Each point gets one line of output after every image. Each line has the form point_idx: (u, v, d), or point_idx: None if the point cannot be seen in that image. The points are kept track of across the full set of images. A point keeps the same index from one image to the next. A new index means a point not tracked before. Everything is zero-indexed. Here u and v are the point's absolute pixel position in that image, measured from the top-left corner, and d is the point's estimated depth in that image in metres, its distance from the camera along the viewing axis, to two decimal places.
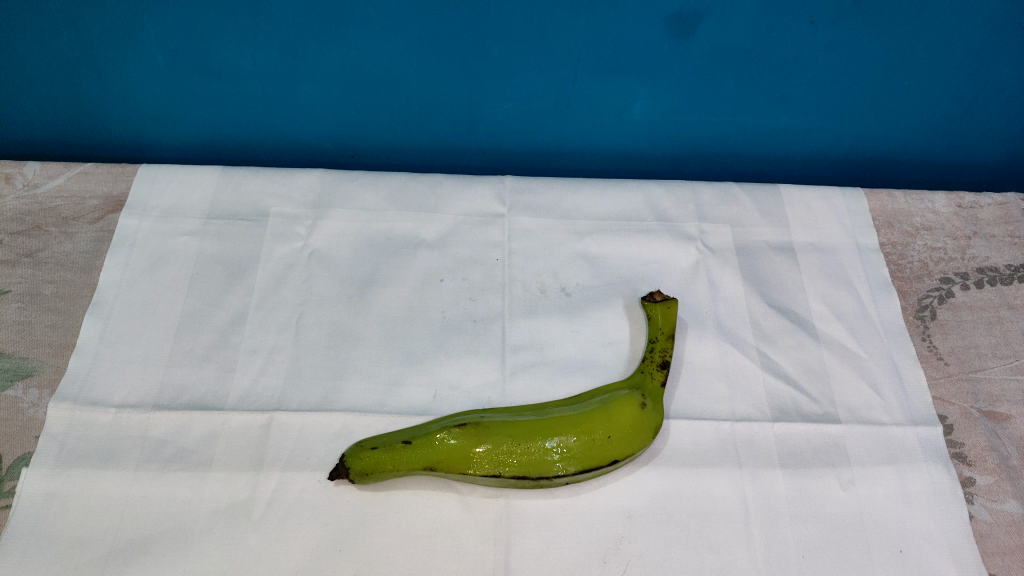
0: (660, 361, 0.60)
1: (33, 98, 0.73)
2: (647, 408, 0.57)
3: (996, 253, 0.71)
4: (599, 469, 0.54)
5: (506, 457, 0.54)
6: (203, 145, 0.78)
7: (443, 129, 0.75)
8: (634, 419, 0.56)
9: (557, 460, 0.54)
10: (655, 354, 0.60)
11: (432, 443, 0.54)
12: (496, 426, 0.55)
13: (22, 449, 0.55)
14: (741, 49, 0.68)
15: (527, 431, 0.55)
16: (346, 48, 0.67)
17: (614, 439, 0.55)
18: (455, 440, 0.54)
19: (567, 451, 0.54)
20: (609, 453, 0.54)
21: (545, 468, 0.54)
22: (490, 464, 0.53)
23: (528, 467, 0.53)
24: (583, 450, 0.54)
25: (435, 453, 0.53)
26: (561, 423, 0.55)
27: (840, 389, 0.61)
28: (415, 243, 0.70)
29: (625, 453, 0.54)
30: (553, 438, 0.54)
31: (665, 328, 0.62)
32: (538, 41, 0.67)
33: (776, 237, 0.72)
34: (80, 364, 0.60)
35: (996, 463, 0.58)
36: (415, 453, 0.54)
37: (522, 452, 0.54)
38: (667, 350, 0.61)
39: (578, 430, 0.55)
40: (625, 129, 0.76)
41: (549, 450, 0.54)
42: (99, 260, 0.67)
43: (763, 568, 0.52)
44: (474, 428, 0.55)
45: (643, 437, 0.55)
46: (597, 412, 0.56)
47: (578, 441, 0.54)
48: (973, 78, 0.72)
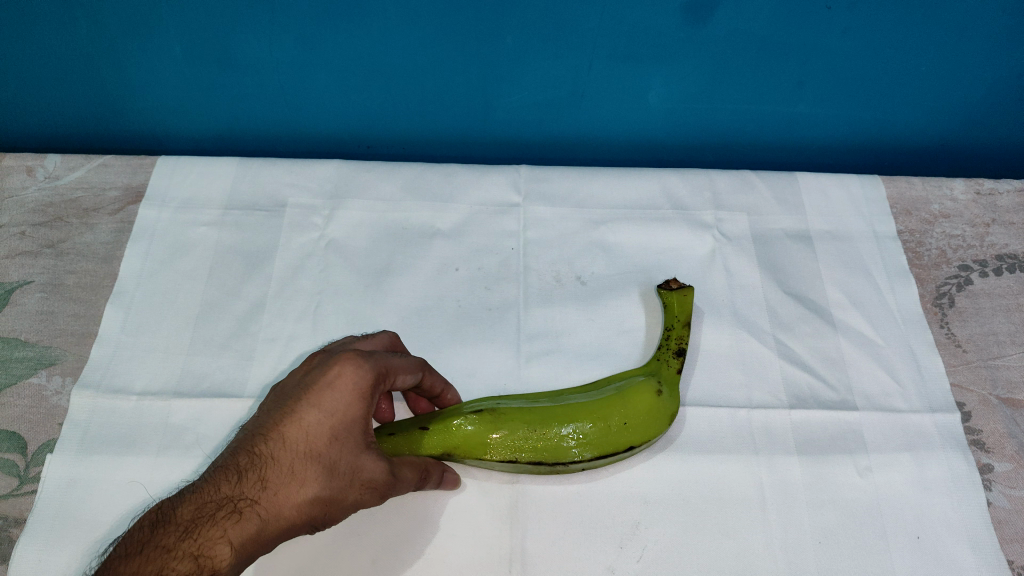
0: (676, 348, 0.60)
1: (55, 91, 0.74)
2: (663, 395, 0.57)
3: (1015, 240, 0.71)
4: (614, 455, 0.54)
5: (522, 443, 0.53)
6: (221, 137, 0.79)
7: (458, 120, 0.76)
8: (650, 407, 0.55)
9: (573, 446, 0.53)
10: (671, 341, 0.61)
11: (449, 429, 0.53)
12: (512, 412, 0.55)
13: (46, 435, 0.57)
14: (757, 36, 0.68)
15: (544, 417, 0.54)
16: (361, 37, 0.68)
17: (630, 426, 0.54)
18: (472, 426, 0.54)
19: (582, 437, 0.54)
20: (624, 440, 0.54)
21: (561, 454, 0.53)
22: (506, 449, 0.53)
23: (546, 452, 0.53)
24: (599, 437, 0.54)
25: (453, 438, 0.53)
26: (578, 409, 0.55)
27: (857, 376, 0.61)
28: (430, 232, 0.70)
29: (640, 439, 0.54)
30: (569, 424, 0.54)
31: (681, 317, 0.62)
32: (553, 31, 0.67)
33: (792, 225, 0.71)
34: (101, 353, 0.61)
35: (1015, 450, 0.58)
36: (431, 439, 0.53)
37: (538, 438, 0.54)
38: (683, 338, 0.61)
39: (594, 417, 0.54)
40: (640, 117, 0.76)
41: (565, 437, 0.54)
42: (119, 251, 0.68)
43: (779, 554, 0.52)
44: (491, 414, 0.54)
45: (659, 424, 0.55)
46: (612, 399, 0.55)
47: (594, 428, 0.54)
48: (993, 65, 0.71)
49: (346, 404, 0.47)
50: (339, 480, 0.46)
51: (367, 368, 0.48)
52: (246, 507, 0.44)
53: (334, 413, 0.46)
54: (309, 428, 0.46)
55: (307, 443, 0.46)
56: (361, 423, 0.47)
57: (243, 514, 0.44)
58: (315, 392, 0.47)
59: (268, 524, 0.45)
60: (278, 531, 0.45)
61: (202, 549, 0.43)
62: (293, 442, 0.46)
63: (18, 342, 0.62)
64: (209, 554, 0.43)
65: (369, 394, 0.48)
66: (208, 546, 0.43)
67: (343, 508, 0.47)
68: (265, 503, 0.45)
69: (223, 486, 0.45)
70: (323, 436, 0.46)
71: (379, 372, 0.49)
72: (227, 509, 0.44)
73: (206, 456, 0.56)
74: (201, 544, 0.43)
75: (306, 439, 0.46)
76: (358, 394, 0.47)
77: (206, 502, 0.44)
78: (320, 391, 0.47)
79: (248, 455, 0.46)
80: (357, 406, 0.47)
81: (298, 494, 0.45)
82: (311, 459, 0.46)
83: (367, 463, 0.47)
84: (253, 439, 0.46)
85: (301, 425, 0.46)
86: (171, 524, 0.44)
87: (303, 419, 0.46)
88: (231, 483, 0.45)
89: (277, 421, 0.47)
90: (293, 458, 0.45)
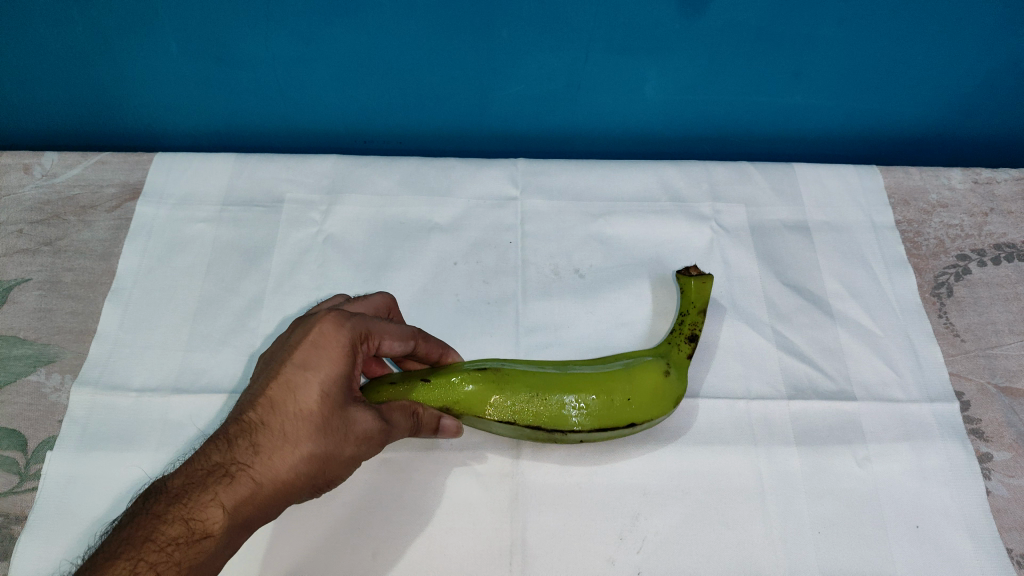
0: (687, 334, 0.59)
1: (50, 88, 0.73)
2: (670, 376, 0.56)
3: (1013, 229, 0.70)
4: (614, 429, 0.54)
5: (522, 408, 0.53)
6: (217, 133, 0.78)
7: (454, 114, 0.76)
8: (655, 386, 0.54)
9: (574, 416, 0.53)
10: (683, 327, 0.60)
11: (452, 385, 0.53)
12: (517, 375, 0.54)
13: (46, 433, 0.57)
14: (753, 27, 0.68)
15: (549, 384, 0.54)
16: (356, 32, 0.67)
17: (634, 403, 0.54)
18: (475, 386, 0.53)
19: (584, 409, 0.53)
20: (625, 416, 0.53)
21: (560, 423, 0.53)
22: (506, 412, 0.53)
23: (546, 420, 0.53)
24: (601, 409, 0.53)
25: (455, 394, 0.53)
26: (584, 381, 0.54)
27: (856, 366, 0.61)
28: (429, 226, 0.70)
29: (643, 417, 0.54)
30: (572, 394, 0.53)
31: (698, 304, 0.60)
32: (548, 24, 0.66)
33: (790, 216, 0.71)
34: (100, 350, 0.61)
35: (1014, 439, 0.58)
36: (433, 393, 0.53)
37: (540, 405, 0.53)
38: (697, 325, 0.60)
39: (598, 389, 0.54)
40: (637, 109, 0.75)
41: (567, 406, 0.53)
42: (117, 248, 0.68)
43: (778, 544, 0.52)
44: (495, 375, 0.54)
45: (663, 405, 0.55)
46: (618, 373, 0.55)
47: (596, 400, 0.53)
48: (990, 54, 0.71)
49: (330, 362, 0.47)
50: (333, 435, 0.46)
51: (348, 328, 0.49)
52: (238, 471, 0.44)
53: (320, 372, 0.47)
54: (296, 388, 0.46)
55: (297, 404, 0.46)
56: (347, 382, 0.48)
57: (235, 477, 0.44)
58: (299, 354, 0.48)
59: (263, 486, 0.44)
60: (274, 492, 0.45)
61: (195, 514, 0.43)
62: (282, 404, 0.46)
63: (17, 340, 0.62)
64: (200, 517, 0.43)
65: (352, 352, 0.49)
66: (200, 510, 0.43)
67: (338, 466, 0.47)
68: (258, 466, 0.44)
69: (214, 453, 0.45)
70: (311, 395, 0.46)
71: (361, 332, 0.50)
72: (218, 474, 0.44)
73: (201, 432, 0.57)
74: (193, 508, 0.43)
75: (295, 400, 0.46)
76: (341, 352, 0.48)
77: (197, 470, 0.44)
78: (303, 353, 0.48)
79: (238, 422, 0.46)
80: (342, 363, 0.48)
81: (291, 453, 0.45)
82: (301, 419, 0.46)
83: (357, 416, 0.48)
84: (242, 406, 0.47)
85: (288, 387, 0.47)
86: (161, 493, 0.44)
87: (289, 380, 0.47)
88: (222, 449, 0.45)
89: (264, 386, 0.47)
90: (284, 420, 0.46)
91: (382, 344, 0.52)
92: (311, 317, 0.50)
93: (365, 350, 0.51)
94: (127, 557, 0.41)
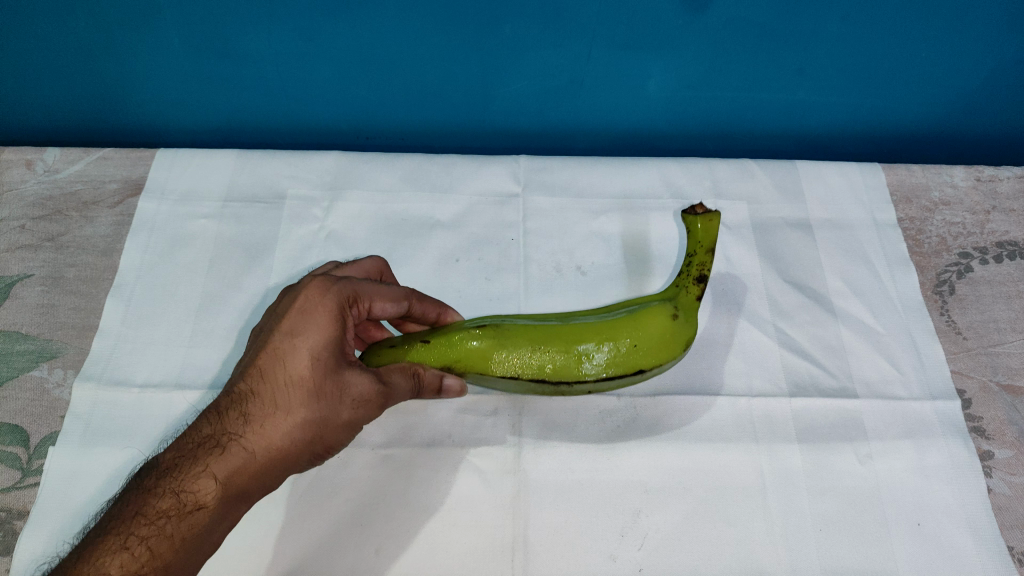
0: (697, 275, 0.54)
1: (52, 84, 0.73)
2: (679, 320, 0.52)
3: (1016, 227, 0.70)
4: (626, 376, 0.52)
5: (526, 362, 0.51)
6: (220, 129, 0.78)
7: (457, 110, 0.76)
8: (664, 334, 0.51)
9: (581, 367, 0.51)
10: (692, 268, 0.54)
11: (450, 343, 0.51)
12: (517, 329, 0.52)
13: (48, 428, 0.57)
14: (755, 24, 0.67)
15: (551, 335, 0.51)
16: (359, 29, 0.67)
17: (642, 351, 0.51)
18: (474, 342, 0.51)
19: (590, 359, 0.51)
20: (635, 363, 0.51)
21: (568, 374, 0.51)
22: (509, 367, 0.51)
23: (551, 372, 0.51)
24: (608, 359, 0.51)
25: (454, 352, 0.51)
26: (588, 329, 0.52)
27: (857, 363, 0.62)
28: (430, 223, 0.70)
29: (653, 363, 0.52)
30: (577, 345, 0.51)
31: (705, 244, 0.54)
32: (551, 20, 0.66)
33: (792, 214, 0.71)
34: (102, 346, 0.61)
35: (1015, 437, 0.58)
36: (432, 352, 0.52)
37: (545, 358, 0.51)
38: (706, 266, 0.54)
39: (604, 336, 0.51)
40: (639, 106, 0.75)
41: (574, 357, 0.51)
42: (119, 244, 0.68)
43: (779, 541, 0.52)
44: (495, 330, 0.52)
45: (672, 350, 0.52)
46: (624, 321, 0.52)
47: (603, 349, 0.51)
48: (994, 53, 0.70)
49: (319, 328, 0.48)
50: (327, 401, 0.47)
51: (334, 292, 0.49)
52: (228, 442, 0.45)
53: (309, 339, 0.47)
54: (285, 356, 0.47)
55: (287, 372, 0.46)
56: (338, 346, 0.48)
57: (225, 448, 0.45)
58: (287, 321, 0.48)
59: (255, 455, 0.45)
60: (269, 460, 0.46)
61: (187, 486, 0.44)
62: (271, 374, 0.46)
63: (19, 336, 0.62)
64: (191, 489, 0.44)
65: (340, 316, 0.49)
66: (191, 482, 0.44)
67: (337, 430, 0.48)
68: (249, 436, 0.45)
69: (205, 425, 0.46)
70: (300, 362, 0.47)
71: (348, 295, 0.50)
72: (209, 445, 0.45)
73: None
74: (183, 480, 0.44)
75: (284, 369, 0.47)
76: (330, 317, 0.48)
77: (188, 443, 0.46)
78: (291, 320, 0.48)
79: (229, 394, 0.47)
80: (331, 328, 0.48)
81: (284, 421, 0.46)
82: (292, 386, 0.46)
83: (352, 379, 0.48)
84: (233, 378, 0.47)
85: (277, 356, 0.47)
86: (154, 467, 0.46)
87: (277, 350, 0.47)
88: (213, 421, 0.46)
89: (253, 357, 0.47)
90: (274, 389, 0.46)
91: (375, 307, 0.52)
92: (297, 284, 0.50)
93: (356, 313, 0.51)
94: (120, 530, 0.44)
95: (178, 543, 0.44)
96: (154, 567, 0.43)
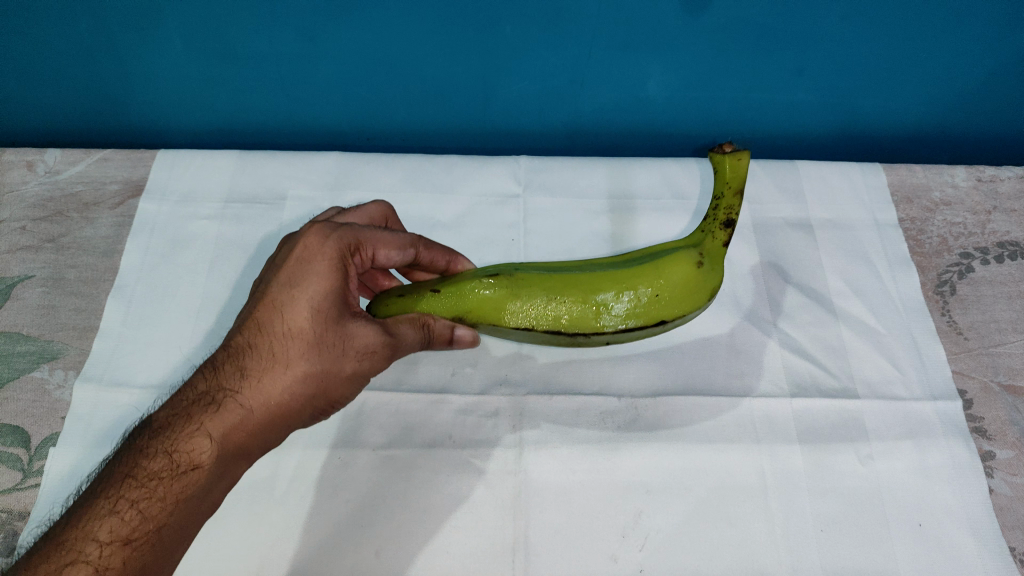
0: (723, 220, 0.55)
1: (53, 85, 0.74)
2: (704, 267, 0.53)
3: (1017, 227, 0.70)
4: (645, 326, 0.53)
5: (541, 313, 0.52)
6: (220, 131, 0.79)
7: (457, 111, 0.76)
8: (687, 281, 0.52)
9: (598, 318, 0.52)
10: (718, 212, 0.55)
11: (464, 294, 0.53)
12: (533, 279, 0.53)
13: (49, 430, 0.57)
14: (756, 25, 0.67)
15: (568, 286, 0.52)
16: (359, 30, 0.67)
17: (663, 300, 0.52)
18: (489, 292, 0.52)
19: (608, 309, 0.52)
20: (654, 313, 0.52)
21: (584, 325, 0.52)
22: (524, 317, 0.53)
23: (566, 323, 0.52)
24: (626, 310, 0.52)
25: (468, 303, 0.53)
26: (606, 279, 0.53)
27: (858, 363, 0.61)
28: (431, 224, 0.70)
29: (673, 313, 0.53)
30: (595, 296, 0.52)
31: (733, 185, 0.55)
32: (552, 20, 0.66)
33: (793, 214, 0.71)
34: (103, 347, 0.61)
35: (1016, 437, 0.58)
36: (446, 303, 0.53)
37: (561, 308, 0.52)
38: (733, 208, 0.55)
39: (622, 287, 0.52)
40: (640, 106, 0.75)
41: (591, 308, 0.52)
42: (120, 245, 0.68)
43: (780, 542, 0.52)
44: (510, 280, 0.53)
45: (696, 299, 0.53)
46: (645, 269, 0.52)
47: (622, 300, 0.52)
48: (995, 52, 0.70)
49: (319, 277, 0.48)
50: (328, 352, 0.48)
51: (335, 240, 0.50)
52: (225, 398, 0.46)
53: (308, 290, 0.48)
54: (284, 308, 0.48)
55: (286, 324, 0.47)
56: (339, 296, 0.49)
57: (221, 404, 0.45)
58: (285, 273, 0.49)
59: (252, 411, 0.46)
60: (267, 415, 0.46)
61: (182, 443, 0.44)
62: (269, 327, 0.47)
63: (20, 337, 0.62)
64: (184, 448, 0.44)
65: (342, 265, 0.50)
66: (185, 441, 0.44)
67: (339, 382, 0.48)
68: (247, 392, 0.46)
69: (201, 382, 0.46)
70: (300, 313, 0.48)
71: (350, 243, 0.51)
72: (204, 401, 0.45)
73: None
74: (177, 440, 0.44)
75: (283, 321, 0.47)
76: (331, 266, 0.49)
77: (184, 401, 0.46)
78: (290, 271, 0.49)
79: (225, 349, 0.47)
80: (332, 277, 0.49)
81: (283, 375, 0.46)
82: (291, 339, 0.47)
83: (355, 329, 0.49)
84: (230, 334, 0.48)
85: (275, 309, 0.48)
86: (148, 427, 0.46)
87: (276, 302, 0.48)
88: (209, 377, 0.47)
89: (250, 312, 0.48)
90: (272, 341, 0.47)
91: (379, 255, 0.53)
92: (297, 235, 0.51)
93: (359, 261, 0.52)
94: (109, 493, 0.43)
95: (171, 506, 0.44)
96: (147, 530, 0.43)
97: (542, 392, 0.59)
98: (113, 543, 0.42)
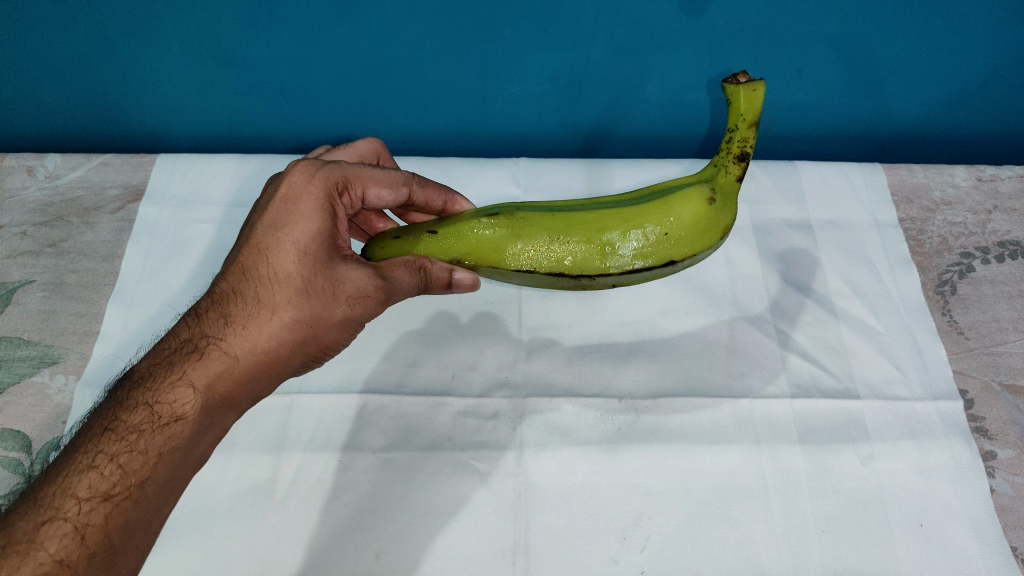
0: (737, 154, 0.51)
1: (52, 90, 0.74)
2: (716, 204, 0.50)
3: (1018, 226, 0.70)
4: (655, 268, 0.50)
5: (543, 254, 0.50)
6: (220, 135, 0.79)
7: (456, 113, 0.76)
8: (698, 219, 0.49)
9: (603, 260, 0.50)
10: (732, 145, 0.51)
11: (462, 235, 0.52)
12: (534, 219, 0.51)
13: (50, 434, 0.57)
14: (754, 26, 0.68)
15: (571, 225, 0.50)
16: (357, 33, 0.67)
17: (674, 239, 0.49)
18: (488, 232, 0.51)
19: (613, 249, 0.49)
20: (665, 255, 0.49)
21: (588, 268, 0.50)
22: (525, 260, 0.51)
23: (570, 266, 0.50)
24: (635, 250, 0.49)
25: (465, 245, 0.52)
26: (613, 217, 0.50)
27: (859, 363, 0.61)
28: None
29: (685, 254, 0.50)
30: (600, 235, 0.50)
31: (749, 116, 0.49)
32: (550, 22, 0.66)
33: (793, 215, 0.71)
34: (104, 351, 0.61)
35: (1018, 437, 0.57)
36: (444, 244, 0.52)
37: (564, 250, 0.50)
38: (748, 141, 0.50)
39: (630, 224, 0.49)
40: (639, 107, 0.76)
41: (598, 248, 0.50)
42: (120, 250, 0.68)
43: (781, 543, 0.52)
44: (511, 220, 0.51)
45: (708, 237, 0.50)
46: (653, 205, 0.50)
47: (629, 240, 0.49)
48: (994, 52, 0.70)
49: (304, 220, 0.49)
50: (316, 297, 0.48)
51: (320, 179, 0.50)
52: (208, 346, 0.46)
53: (292, 233, 0.48)
54: (268, 251, 0.48)
55: (271, 268, 0.48)
56: (326, 238, 0.49)
57: (204, 353, 0.46)
58: (270, 215, 0.49)
59: (238, 358, 0.46)
60: (254, 362, 0.47)
61: (165, 393, 0.45)
62: (252, 273, 0.48)
63: (21, 342, 0.62)
64: (166, 400, 0.45)
65: (327, 206, 0.50)
66: (166, 393, 0.45)
67: (329, 328, 0.49)
68: (231, 339, 0.46)
69: (184, 331, 0.47)
70: (284, 257, 0.48)
71: (337, 182, 0.51)
72: (188, 350, 0.46)
73: None
74: (157, 392, 0.45)
75: (267, 266, 0.48)
76: (316, 208, 0.49)
77: (167, 351, 0.47)
78: (275, 213, 0.49)
79: (210, 296, 0.48)
80: (319, 219, 0.49)
81: (268, 321, 0.47)
82: (275, 285, 0.47)
83: (343, 271, 0.49)
84: (215, 281, 0.49)
85: (258, 254, 0.48)
86: (130, 379, 0.46)
87: (260, 246, 0.48)
88: (192, 326, 0.47)
89: (234, 258, 0.49)
90: (256, 287, 0.47)
91: (369, 195, 0.53)
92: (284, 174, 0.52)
93: (349, 200, 0.53)
94: (89, 448, 0.43)
95: (154, 459, 0.44)
96: (128, 485, 0.43)
97: (542, 394, 0.59)
98: (92, 499, 0.42)
